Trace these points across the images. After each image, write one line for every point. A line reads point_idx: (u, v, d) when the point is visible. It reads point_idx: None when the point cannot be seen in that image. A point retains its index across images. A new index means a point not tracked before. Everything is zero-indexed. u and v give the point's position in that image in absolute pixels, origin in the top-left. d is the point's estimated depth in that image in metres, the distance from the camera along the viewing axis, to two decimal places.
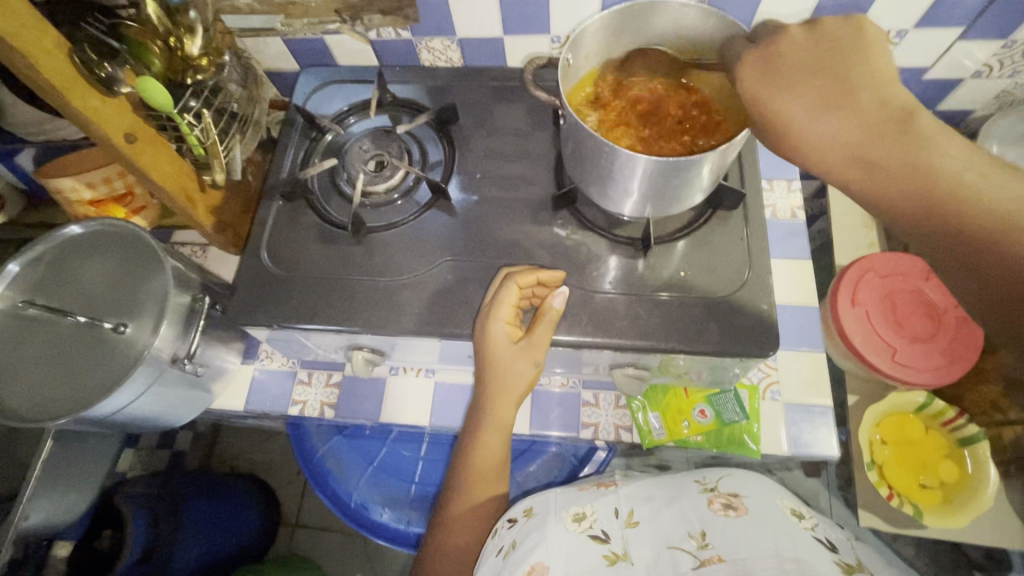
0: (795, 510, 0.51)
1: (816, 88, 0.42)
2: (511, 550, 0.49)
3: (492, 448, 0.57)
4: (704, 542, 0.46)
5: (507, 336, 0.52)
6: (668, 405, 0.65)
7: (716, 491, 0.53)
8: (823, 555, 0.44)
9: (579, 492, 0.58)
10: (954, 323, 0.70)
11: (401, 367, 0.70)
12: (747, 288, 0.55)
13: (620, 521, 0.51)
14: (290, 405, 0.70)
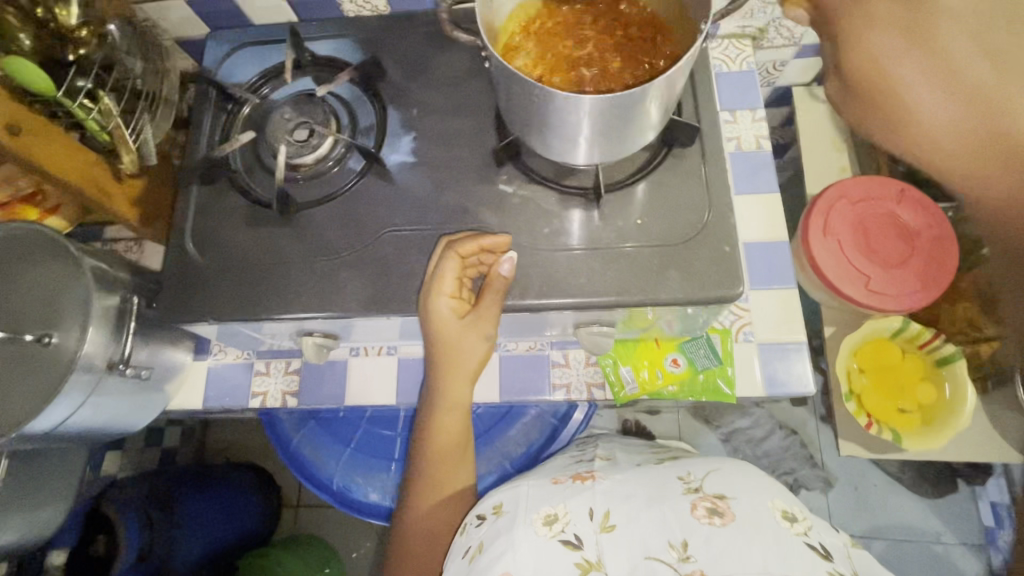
0: (786, 512, 0.49)
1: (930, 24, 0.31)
2: (476, 554, 0.50)
3: (449, 423, 0.55)
4: (685, 554, 0.45)
5: (452, 311, 0.50)
6: (640, 358, 0.62)
7: (701, 492, 0.51)
8: (814, 566, 0.44)
9: (552, 486, 0.56)
10: (928, 245, 0.67)
11: (361, 347, 0.66)
12: (709, 230, 0.51)
13: (595, 524, 0.50)
14: (250, 398, 0.67)
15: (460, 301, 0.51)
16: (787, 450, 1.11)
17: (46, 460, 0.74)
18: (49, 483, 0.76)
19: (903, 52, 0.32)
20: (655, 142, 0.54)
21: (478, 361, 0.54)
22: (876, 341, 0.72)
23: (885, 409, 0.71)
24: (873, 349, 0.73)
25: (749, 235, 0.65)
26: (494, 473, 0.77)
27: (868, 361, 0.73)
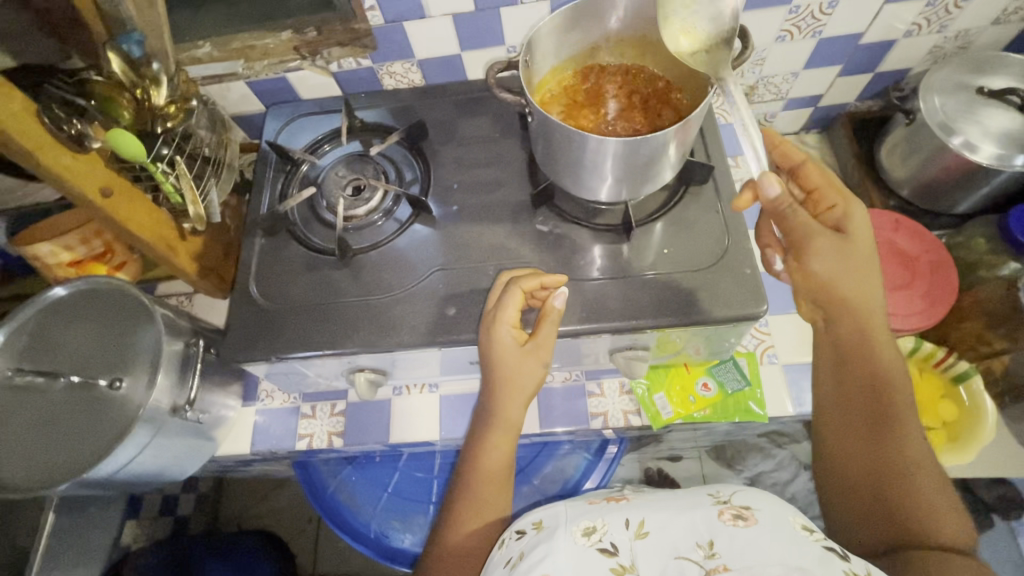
0: (807, 525, 0.45)
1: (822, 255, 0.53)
2: (517, 562, 0.47)
3: (498, 451, 0.57)
4: (711, 552, 0.42)
5: (514, 340, 0.53)
6: (673, 383, 0.65)
7: (726, 502, 0.47)
8: (836, 567, 0.39)
9: (588, 505, 0.53)
10: (928, 269, 0.72)
11: (404, 386, 0.70)
12: (729, 256, 0.56)
13: (630, 532, 0.46)
14: (296, 440, 0.69)
15: (518, 330, 0.54)
16: (816, 490, 1.11)
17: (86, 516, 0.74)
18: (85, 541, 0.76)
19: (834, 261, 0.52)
20: (672, 182, 0.61)
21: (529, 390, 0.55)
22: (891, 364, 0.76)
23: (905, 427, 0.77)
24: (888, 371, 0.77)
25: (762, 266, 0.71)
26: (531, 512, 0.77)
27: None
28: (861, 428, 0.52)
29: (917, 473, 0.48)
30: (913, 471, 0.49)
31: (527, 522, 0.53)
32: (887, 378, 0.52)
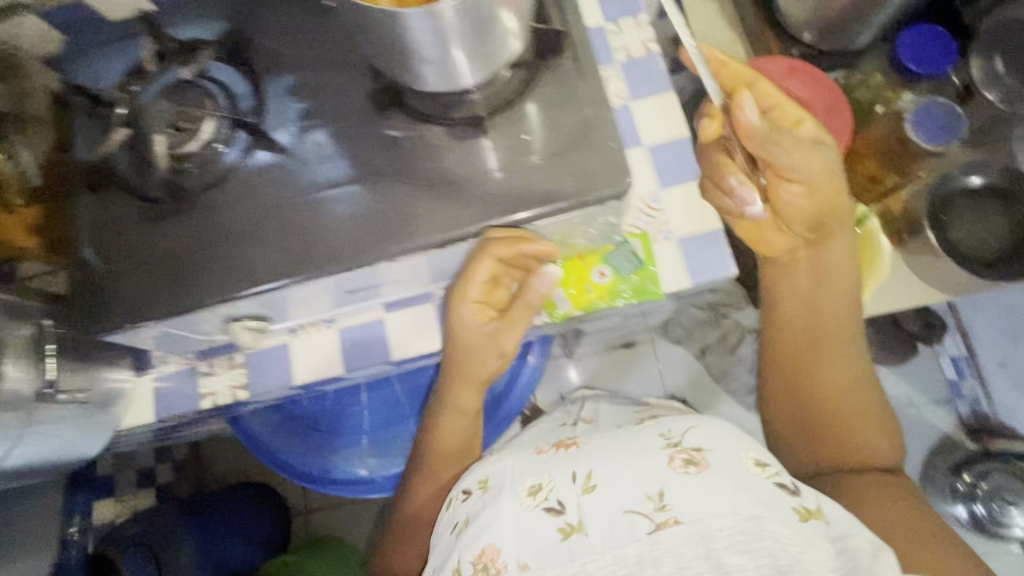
0: (758, 460, 0.53)
1: (822, 246, 0.69)
2: (465, 527, 0.56)
3: (451, 415, 0.70)
4: (661, 503, 0.49)
5: (474, 318, 0.62)
6: (568, 276, 0.64)
7: (679, 446, 0.54)
8: (785, 507, 0.49)
9: (537, 459, 0.61)
10: (823, 113, 0.70)
11: (299, 326, 0.65)
12: (592, 130, 0.51)
13: (577, 487, 0.53)
14: (200, 400, 0.67)
15: (480, 308, 0.63)
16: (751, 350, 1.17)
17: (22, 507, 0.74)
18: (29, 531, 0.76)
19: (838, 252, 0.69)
20: (529, 56, 0.54)
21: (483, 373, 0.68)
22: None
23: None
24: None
25: (653, 137, 0.67)
26: None
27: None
28: (790, 347, 0.72)
29: (831, 375, 0.69)
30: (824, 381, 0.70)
31: (474, 481, 0.62)
32: (796, 329, 0.72)
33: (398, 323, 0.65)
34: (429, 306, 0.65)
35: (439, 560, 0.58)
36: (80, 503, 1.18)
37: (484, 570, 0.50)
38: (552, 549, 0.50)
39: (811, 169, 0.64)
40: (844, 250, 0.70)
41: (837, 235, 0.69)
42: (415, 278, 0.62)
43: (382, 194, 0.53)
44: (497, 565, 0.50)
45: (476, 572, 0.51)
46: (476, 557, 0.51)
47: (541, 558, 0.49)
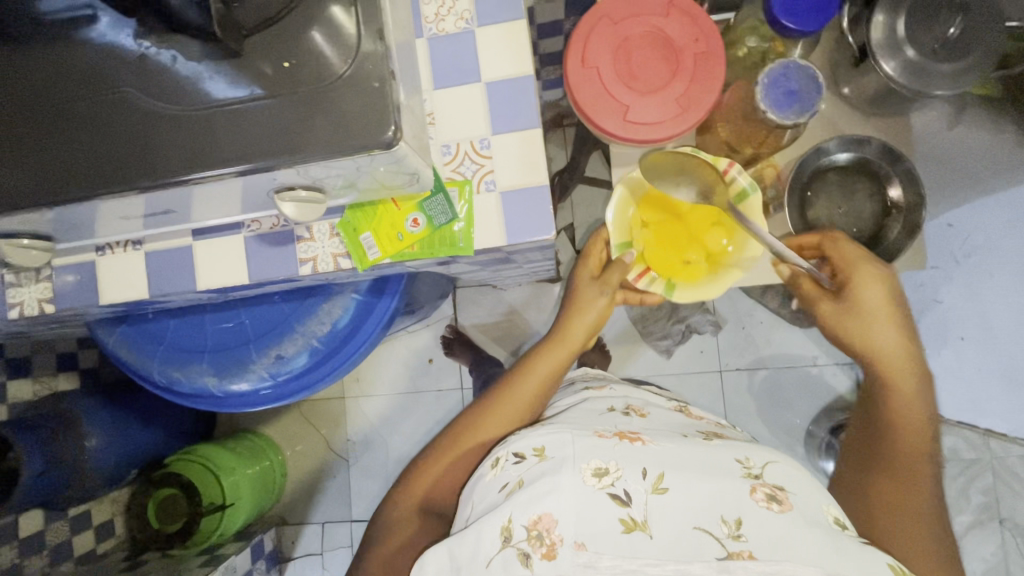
0: (838, 517, 0.60)
1: (875, 332, 0.64)
2: (517, 489, 0.62)
3: (551, 361, 0.78)
4: (736, 531, 0.56)
5: (590, 274, 0.82)
6: (378, 219, 0.60)
7: (761, 479, 0.62)
8: (875, 564, 0.55)
9: (598, 440, 0.66)
10: (691, 63, 0.62)
11: (105, 245, 0.63)
12: (360, 68, 0.45)
13: (647, 484, 0.60)
14: (8, 309, 0.65)
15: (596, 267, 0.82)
16: None
17: None
18: None
19: (915, 376, 0.63)
20: None
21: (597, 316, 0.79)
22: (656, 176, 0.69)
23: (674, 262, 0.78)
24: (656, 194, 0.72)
25: (493, 73, 0.60)
26: (302, 353, 0.78)
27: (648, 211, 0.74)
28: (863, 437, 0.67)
29: (907, 497, 0.61)
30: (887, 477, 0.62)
31: (527, 447, 0.67)
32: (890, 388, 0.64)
33: (206, 252, 0.62)
34: (238, 237, 0.62)
35: (481, 511, 0.64)
36: None
37: (538, 536, 0.58)
38: (613, 539, 0.57)
39: (825, 321, 0.68)
40: (920, 357, 0.64)
41: (890, 351, 0.64)
42: (213, 206, 0.58)
43: (139, 114, 0.47)
44: (553, 537, 0.57)
45: (529, 536, 0.58)
46: (532, 523, 0.58)
47: (596, 540, 0.57)
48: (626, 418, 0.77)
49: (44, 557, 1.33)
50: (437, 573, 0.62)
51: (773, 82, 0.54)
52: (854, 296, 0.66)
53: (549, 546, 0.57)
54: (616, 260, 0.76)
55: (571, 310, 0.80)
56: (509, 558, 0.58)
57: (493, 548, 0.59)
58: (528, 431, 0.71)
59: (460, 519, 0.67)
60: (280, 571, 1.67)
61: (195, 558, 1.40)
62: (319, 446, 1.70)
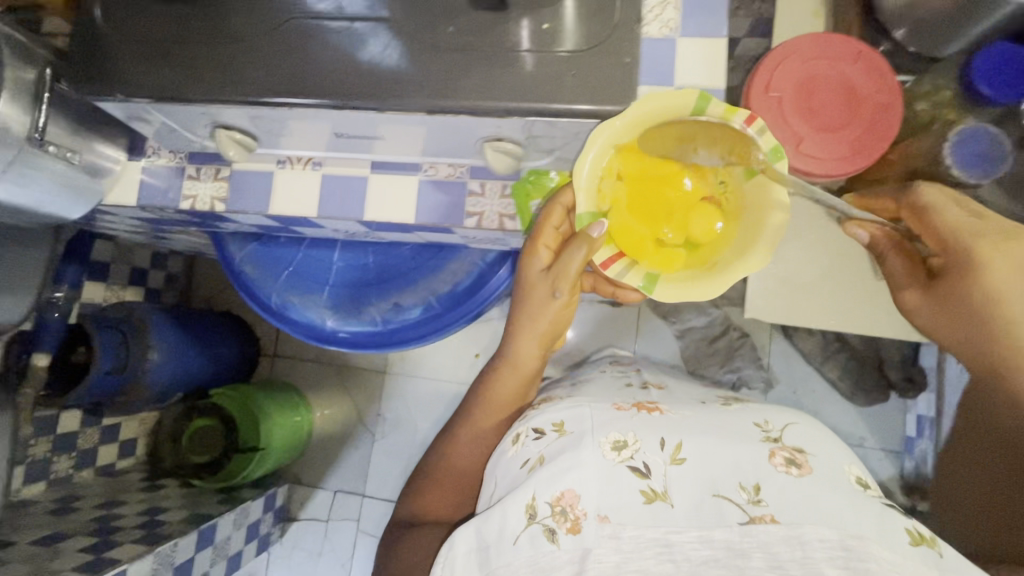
0: (860, 478, 0.61)
1: (991, 304, 0.60)
2: (539, 465, 0.63)
3: (530, 344, 0.72)
4: (756, 497, 0.57)
5: (541, 261, 0.66)
6: (555, 191, 0.64)
7: (780, 443, 0.63)
8: (895, 525, 0.55)
9: (616, 413, 0.69)
10: (870, 111, 0.65)
11: (287, 159, 0.67)
12: (609, 44, 0.49)
13: (666, 455, 0.61)
14: (181, 200, 0.70)
15: (547, 250, 0.65)
16: None
17: (19, 251, 0.80)
18: (26, 273, 0.82)
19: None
20: None
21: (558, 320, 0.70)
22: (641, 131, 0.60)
23: (646, 240, 0.64)
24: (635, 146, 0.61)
25: (686, 80, 0.64)
26: (419, 305, 0.82)
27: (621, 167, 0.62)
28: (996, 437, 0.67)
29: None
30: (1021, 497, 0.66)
31: (547, 423, 0.69)
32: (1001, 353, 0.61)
33: (380, 186, 0.66)
34: (413, 178, 0.66)
35: (505, 490, 0.65)
36: (72, 276, 1.29)
37: (562, 513, 0.58)
38: (633, 508, 0.58)
39: (917, 305, 0.66)
40: None
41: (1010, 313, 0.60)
42: (404, 145, 0.61)
43: (393, 41, 0.51)
44: (577, 512, 0.58)
45: (553, 513, 0.59)
46: (555, 499, 0.59)
47: (620, 513, 0.58)
48: (645, 392, 0.82)
49: (71, 459, 1.37)
50: (465, 553, 0.62)
51: (965, 140, 0.60)
52: (955, 267, 0.62)
53: (574, 521, 0.58)
54: (581, 239, 0.60)
55: (515, 329, 0.72)
56: (536, 534, 0.58)
57: (519, 525, 0.59)
58: (546, 408, 0.73)
59: (485, 497, 0.68)
60: (283, 528, 1.66)
61: (212, 495, 1.42)
62: (349, 414, 1.70)
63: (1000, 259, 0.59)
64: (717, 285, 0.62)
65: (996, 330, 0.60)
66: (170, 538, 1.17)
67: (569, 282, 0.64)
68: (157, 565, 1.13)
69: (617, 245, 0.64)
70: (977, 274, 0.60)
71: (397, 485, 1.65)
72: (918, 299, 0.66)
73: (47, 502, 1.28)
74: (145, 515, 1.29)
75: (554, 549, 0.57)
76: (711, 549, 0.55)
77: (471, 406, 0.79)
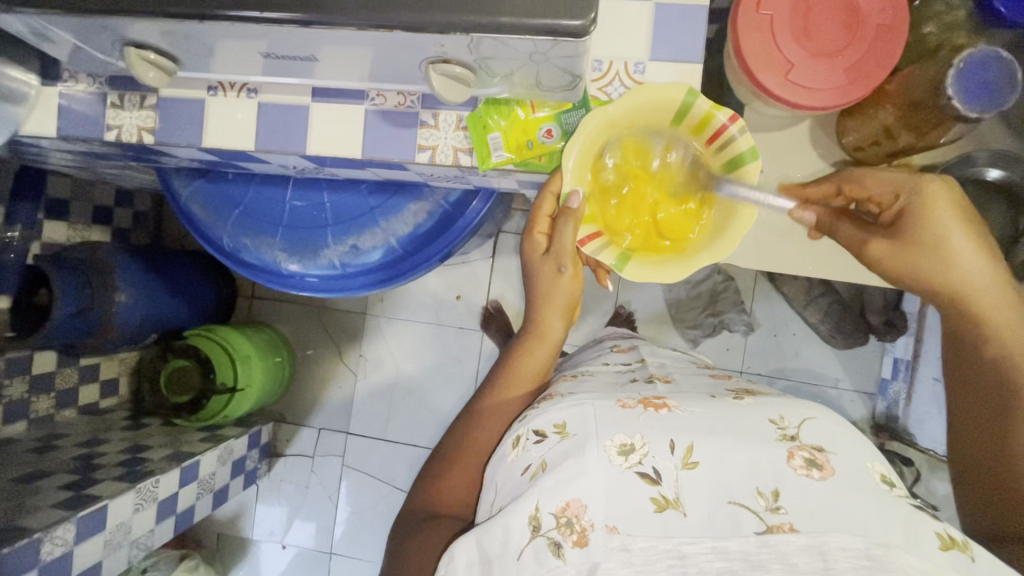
0: (887, 478, 0.60)
1: (932, 214, 0.60)
2: (541, 471, 0.63)
3: (552, 323, 0.77)
4: (775, 504, 0.57)
5: (541, 249, 0.72)
6: (515, 123, 0.57)
7: (798, 442, 0.61)
8: (926, 532, 0.54)
9: (622, 411, 0.67)
10: (870, 36, 0.58)
11: (218, 85, 0.60)
12: None
13: (676, 460, 0.60)
14: (106, 131, 0.63)
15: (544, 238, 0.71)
16: None
17: None
18: None
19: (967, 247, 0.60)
20: None
21: (569, 298, 0.75)
22: (631, 120, 0.60)
23: (633, 231, 0.66)
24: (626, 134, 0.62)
25: None
26: (379, 249, 0.78)
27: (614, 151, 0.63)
28: (959, 398, 0.65)
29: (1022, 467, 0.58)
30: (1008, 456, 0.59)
31: (547, 424, 0.69)
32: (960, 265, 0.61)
33: (322, 116, 0.60)
34: (358, 108, 0.59)
35: (507, 498, 0.65)
36: (25, 215, 1.21)
37: (568, 524, 0.59)
38: (647, 518, 0.58)
39: (883, 243, 0.63)
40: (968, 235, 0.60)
41: (954, 227, 0.60)
42: (343, 69, 0.54)
43: None
44: (584, 523, 0.58)
45: (560, 523, 0.59)
46: (561, 510, 0.59)
47: (629, 523, 0.58)
48: (652, 386, 0.78)
49: (51, 400, 1.36)
50: (466, 566, 0.63)
51: (969, 69, 0.54)
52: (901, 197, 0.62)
53: (581, 533, 0.58)
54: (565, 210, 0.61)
55: (536, 309, 0.77)
56: (541, 548, 0.59)
57: (523, 539, 0.60)
58: (547, 406, 0.72)
59: (487, 500, 0.69)
60: (271, 464, 1.71)
61: (196, 434, 1.45)
62: (331, 355, 1.70)
63: (934, 187, 0.61)
64: (686, 270, 0.63)
65: (945, 239, 0.60)
66: (151, 474, 1.19)
67: (567, 256, 0.68)
68: (140, 500, 1.16)
69: (596, 225, 0.65)
70: (935, 212, 0.60)
71: (380, 423, 1.67)
72: (885, 249, 0.63)
73: (30, 441, 1.29)
74: (128, 453, 1.31)
75: (561, 563, 0.58)
76: (726, 559, 0.55)
77: (495, 379, 0.82)
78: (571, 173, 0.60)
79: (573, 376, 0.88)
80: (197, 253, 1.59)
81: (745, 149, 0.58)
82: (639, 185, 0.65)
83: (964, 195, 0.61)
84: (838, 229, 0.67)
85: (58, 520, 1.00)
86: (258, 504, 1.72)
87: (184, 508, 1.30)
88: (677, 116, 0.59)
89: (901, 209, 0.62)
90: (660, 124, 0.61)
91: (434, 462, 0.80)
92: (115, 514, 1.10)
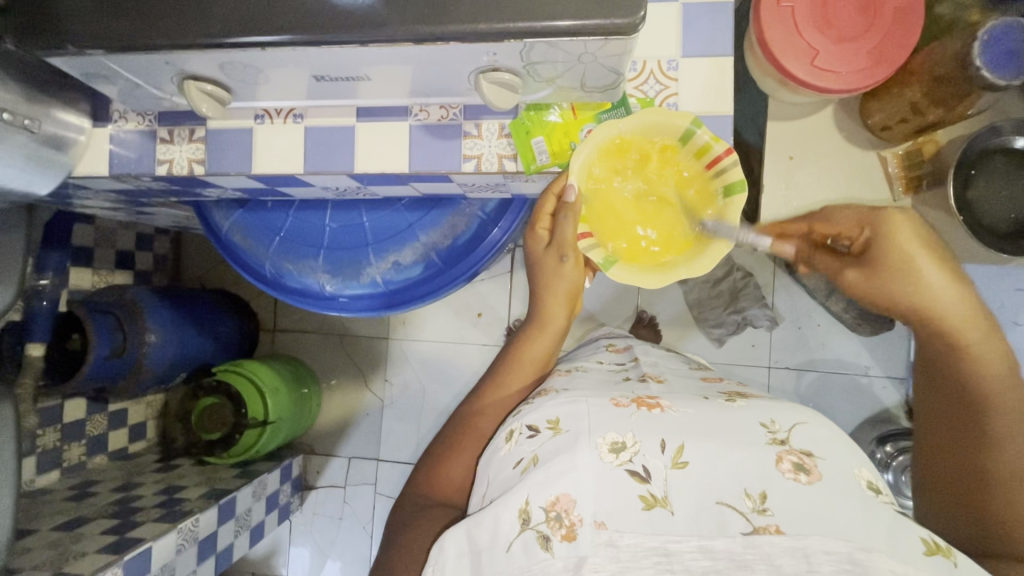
0: (873, 486, 0.60)
1: (902, 246, 0.63)
2: (533, 466, 0.63)
3: (555, 312, 0.77)
4: (761, 506, 0.57)
5: (543, 241, 0.73)
6: (557, 126, 0.61)
7: (787, 446, 0.61)
8: (911, 536, 0.55)
9: (615, 410, 0.66)
10: (890, 18, 0.60)
11: (265, 113, 0.63)
12: None
13: (667, 459, 0.60)
14: (156, 166, 0.65)
15: (545, 232, 0.71)
16: None
17: None
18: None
19: (939, 280, 0.62)
20: None
21: (572, 286, 0.75)
22: (636, 139, 0.63)
23: (627, 241, 0.67)
24: (630, 152, 0.64)
25: None
26: (418, 263, 0.80)
27: (619, 167, 0.65)
28: (929, 410, 0.65)
29: (995, 480, 0.58)
30: (982, 469, 0.59)
31: (541, 420, 0.68)
32: (934, 295, 0.61)
33: (369, 135, 0.62)
34: (403, 124, 0.61)
35: (498, 491, 0.65)
36: (55, 263, 1.26)
37: (557, 519, 0.58)
38: (632, 516, 0.57)
39: (856, 282, 0.66)
40: (936, 269, 0.62)
41: (921, 260, 0.62)
42: (388, 86, 0.55)
43: None
44: (572, 518, 0.58)
45: (548, 518, 0.58)
46: (550, 504, 0.59)
47: (617, 519, 0.57)
48: (644, 384, 0.77)
49: (83, 446, 1.35)
50: (456, 555, 0.62)
51: (992, 40, 0.57)
52: (879, 229, 0.64)
53: (569, 527, 0.57)
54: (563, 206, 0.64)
55: (540, 297, 0.77)
56: (530, 541, 0.58)
57: (512, 531, 0.59)
58: (542, 401, 0.72)
59: (478, 496, 0.68)
60: (301, 498, 1.69)
61: (227, 471, 1.44)
62: (356, 381, 1.70)
63: (906, 226, 0.63)
64: (666, 278, 0.65)
65: (917, 266, 0.62)
66: (190, 514, 1.18)
67: (569, 248, 0.68)
68: (181, 541, 1.14)
69: (593, 224, 0.68)
70: (898, 245, 0.63)
71: (409, 447, 1.66)
72: (858, 276, 0.66)
73: (64, 490, 1.28)
74: (163, 495, 1.30)
75: (548, 557, 0.57)
76: (713, 558, 0.55)
77: (497, 371, 0.83)
78: (575, 172, 0.62)
79: (567, 371, 0.86)
80: (219, 290, 1.60)
81: (736, 179, 0.62)
82: (637, 198, 0.67)
83: (929, 226, 0.64)
84: (816, 259, 0.72)
85: (103, 566, 0.98)
86: (293, 545, 1.70)
87: (222, 548, 1.28)
88: (681, 140, 0.62)
89: (867, 241, 0.65)
90: (665, 145, 0.63)
91: (428, 456, 0.80)
92: (159, 556, 1.09)
